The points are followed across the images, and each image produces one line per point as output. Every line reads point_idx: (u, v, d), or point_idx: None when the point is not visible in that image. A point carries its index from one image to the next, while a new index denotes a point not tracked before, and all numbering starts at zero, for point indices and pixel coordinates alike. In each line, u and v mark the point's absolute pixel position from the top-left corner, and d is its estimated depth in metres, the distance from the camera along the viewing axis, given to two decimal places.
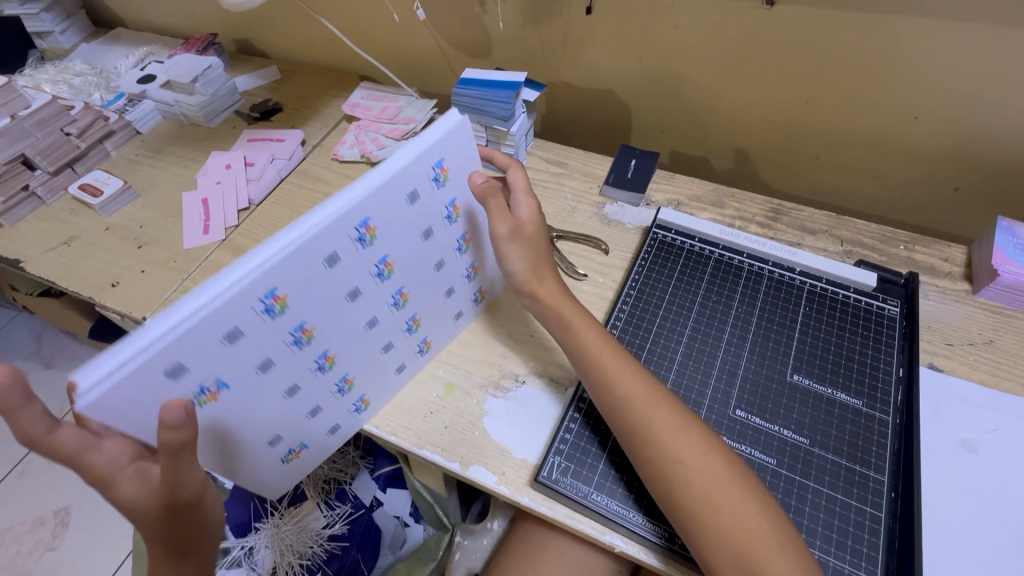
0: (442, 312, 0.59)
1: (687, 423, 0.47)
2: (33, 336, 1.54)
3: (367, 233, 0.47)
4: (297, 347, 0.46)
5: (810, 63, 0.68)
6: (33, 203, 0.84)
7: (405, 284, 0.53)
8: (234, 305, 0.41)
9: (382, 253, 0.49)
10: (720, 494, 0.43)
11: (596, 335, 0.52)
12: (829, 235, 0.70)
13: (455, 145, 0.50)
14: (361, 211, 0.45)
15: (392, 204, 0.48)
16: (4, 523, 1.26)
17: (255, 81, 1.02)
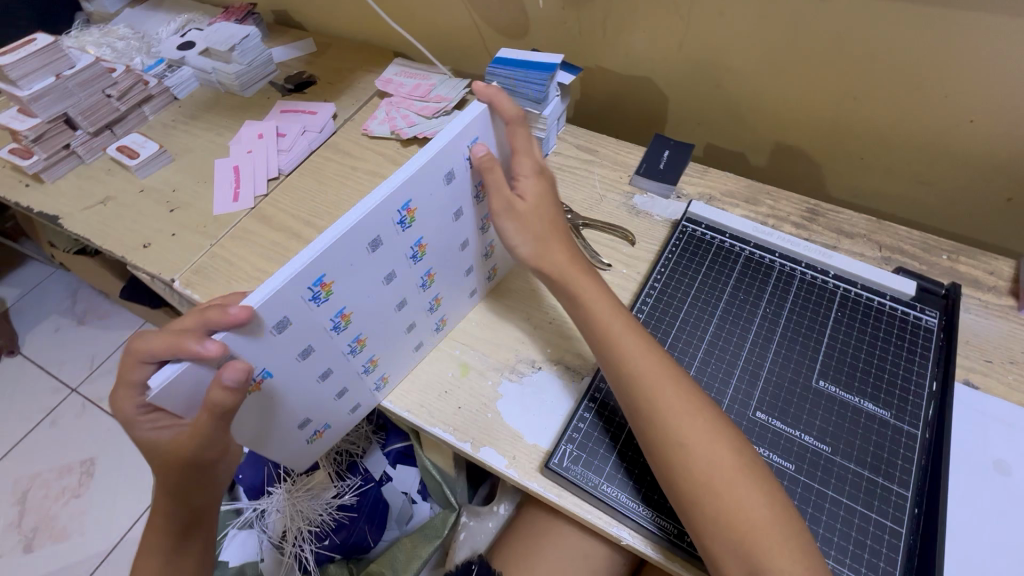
0: (461, 290, 0.60)
1: (695, 407, 0.45)
2: (68, 292, 1.59)
3: (406, 215, 0.48)
4: (336, 331, 0.48)
5: (862, 58, 0.65)
6: (72, 162, 0.86)
7: (432, 265, 0.54)
8: (286, 297, 0.41)
9: (418, 235, 0.50)
10: (735, 490, 0.42)
11: (607, 304, 0.51)
12: (867, 240, 0.67)
13: (487, 126, 0.51)
14: (403, 194, 0.46)
15: (430, 187, 0.48)
16: (34, 468, 1.33)
17: (291, 53, 1.02)
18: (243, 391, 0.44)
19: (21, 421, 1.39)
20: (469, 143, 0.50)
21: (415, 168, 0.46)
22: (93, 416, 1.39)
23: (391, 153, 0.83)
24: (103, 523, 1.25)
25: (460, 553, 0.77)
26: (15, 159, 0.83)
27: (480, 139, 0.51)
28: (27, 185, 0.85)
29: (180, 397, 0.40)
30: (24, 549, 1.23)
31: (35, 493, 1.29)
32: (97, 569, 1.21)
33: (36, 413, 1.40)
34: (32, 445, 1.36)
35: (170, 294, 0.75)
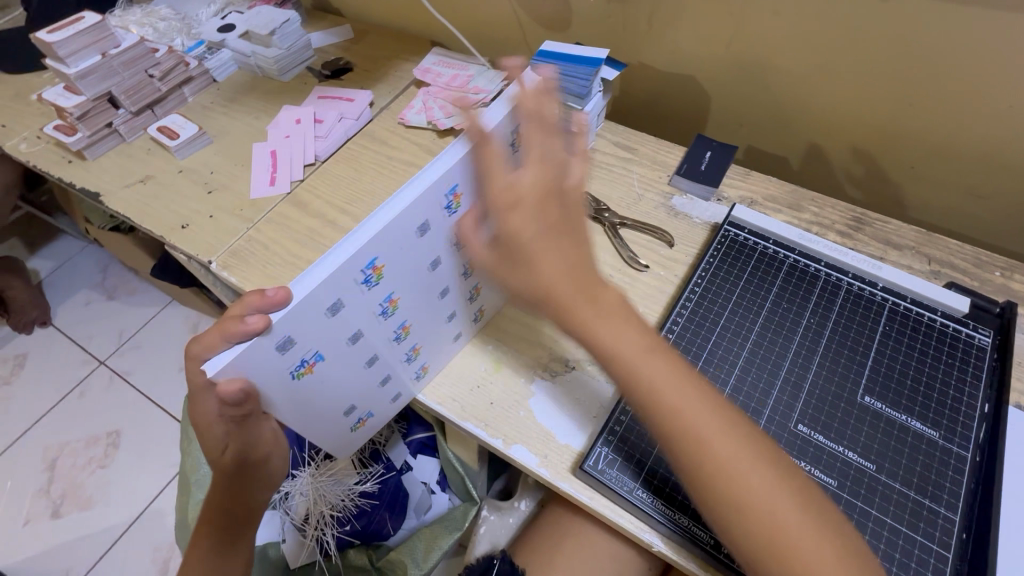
0: (498, 282, 0.60)
1: (741, 452, 0.40)
2: (99, 267, 1.63)
3: (453, 199, 0.49)
4: (383, 315, 0.49)
5: (921, 63, 0.63)
6: (113, 140, 0.87)
7: (474, 254, 0.54)
8: (342, 278, 0.42)
9: (462, 221, 0.51)
10: (784, 523, 0.38)
11: (626, 331, 0.41)
12: (915, 252, 0.65)
13: None
14: (451, 179, 0.47)
15: (476, 173, 0.49)
16: (63, 437, 1.36)
17: (329, 38, 1.02)
18: (297, 373, 0.44)
19: (51, 391, 1.43)
20: (514, 131, 0.51)
21: (463, 152, 0.47)
22: (120, 390, 1.42)
23: (427, 143, 0.83)
24: (127, 494, 1.29)
25: (479, 547, 0.76)
26: (59, 135, 0.84)
27: None
28: (70, 161, 0.86)
29: (247, 375, 0.40)
30: (52, 515, 1.27)
31: (63, 461, 1.33)
32: (120, 538, 1.24)
33: (66, 384, 1.44)
34: (61, 415, 1.39)
35: (206, 275, 0.76)
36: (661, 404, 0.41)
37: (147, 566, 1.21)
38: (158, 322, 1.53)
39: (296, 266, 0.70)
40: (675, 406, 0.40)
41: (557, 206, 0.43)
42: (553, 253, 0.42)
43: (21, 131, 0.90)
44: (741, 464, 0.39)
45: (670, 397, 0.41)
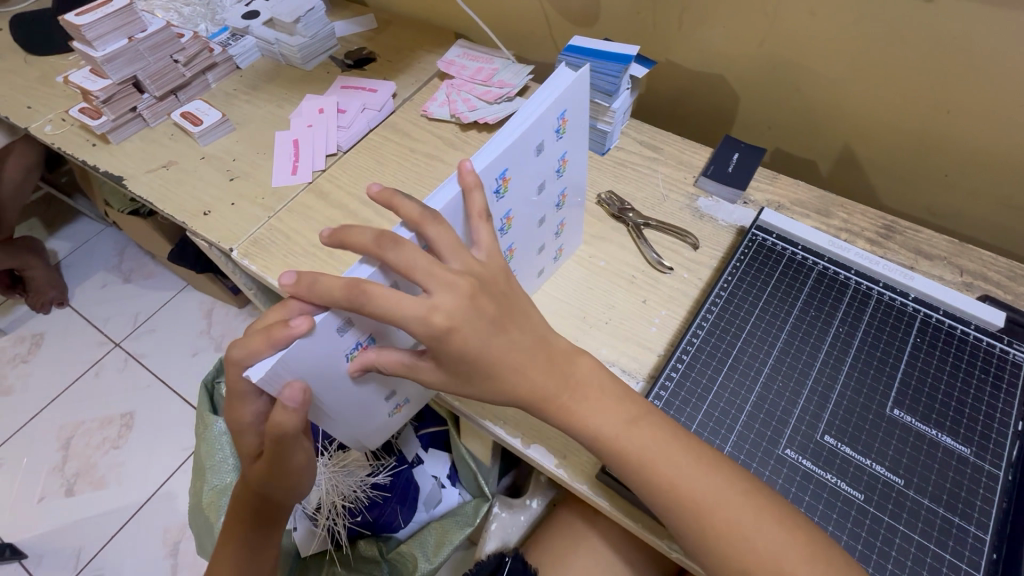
0: (532, 270, 0.61)
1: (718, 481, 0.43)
2: (116, 250, 1.64)
3: (502, 184, 0.49)
4: None
5: (962, 69, 0.61)
6: (137, 125, 0.87)
7: (514, 241, 0.55)
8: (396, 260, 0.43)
9: (507, 208, 0.51)
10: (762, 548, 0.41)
11: (581, 367, 0.46)
12: (947, 263, 0.64)
13: (572, 99, 0.51)
14: (499, 163, 0.47)
15: (523, 157, 0.50)
16: (78, 417, 1.38)
17: (352, 27, 1.01)
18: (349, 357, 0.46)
19: (67, 371, 1.45)
20: (558, 115, 0.51)
21: (511, 138, 0.47)
22: (134, 372, 1.44)
23: (449, 137, 0.82)
24: (139, 475, 1.30)
25: (489, 543, 0.75)
26: (84, 118, 0.84)
27: (568, 112, 0.52)
28: (94, 144, 0.86)
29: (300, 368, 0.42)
30: (66, 493, 1.29)
31: (78, 441, 1.35)
32: (131, 518, 1.26)
33: (81, 364, 1.45)
34: (76, 395, 1.41)
35: (226, 263, 0.76)
36: (608, 429, 0.45)
37: (157, 547, 1.22)
38: (173, 306, 1.54)
39: (317, 256, 0.70)
40: (628, 423, 0.45)
41: (502, 283, 0.45)
42: (521, 320, 0.45)
43: (46, 113, 0.91)
44: (700, 480, 0.43)
45: (619, 418, 0.45)
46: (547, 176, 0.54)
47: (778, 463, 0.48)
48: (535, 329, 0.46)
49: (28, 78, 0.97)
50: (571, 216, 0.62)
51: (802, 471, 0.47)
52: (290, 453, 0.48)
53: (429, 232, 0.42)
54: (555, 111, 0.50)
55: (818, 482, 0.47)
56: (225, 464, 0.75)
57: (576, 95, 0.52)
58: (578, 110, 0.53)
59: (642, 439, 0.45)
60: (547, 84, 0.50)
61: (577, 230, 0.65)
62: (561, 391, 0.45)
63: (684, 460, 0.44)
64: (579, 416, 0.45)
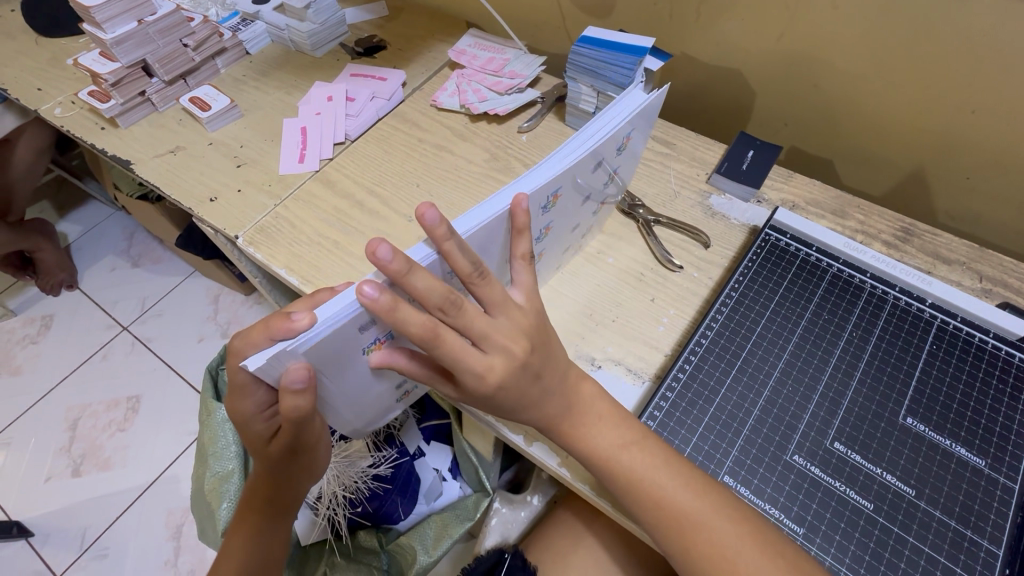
0: (552, 266, 0.62)
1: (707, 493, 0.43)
2: (125, 234, 1.65)
3: (552, 200, 0.49)
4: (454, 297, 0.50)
5: (990, 68, 0.59)
6: (146, 109, 0.87)
7: (545, 245, 0.55)
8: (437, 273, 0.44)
9: (550, 218, 0.52)
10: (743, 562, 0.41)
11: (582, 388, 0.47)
12: (966, 268, 0.62)
13: (639, 121, 0.53)
14: (557, 180, 0.47)
15: (578, 174, 0.50)
16: (86, 399, 1.39)
17: (363, 14, 1.00)
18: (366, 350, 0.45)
19: (75, 353, 1.46)
20: (623, 136, 0.52)
21: (574, 157, 0.48)
22: (141, 356, 1.45)
23: (459, 127, 0.81)
24: (144, 458, 1.31)
25: (490, 538, 0.74)
26: (93, 101, 0.84)
27: (632, 133, 0.53)
28: (103, 127, 0.86)
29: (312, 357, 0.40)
30: (72, 473, 1.30)
31: (85, 423, 1.36)
32: (136, 500, 1.27)
33: (89, 347, 1.47)
34: (83, 377, 1.42)
35: (232, 250, 0.76)
36: (601, 450, 0.46)
37: (161, 529, 1.23)
38: (180, 292, 1.54)
39: (323, 246, 0.70)
40: (619, 447, 0.45)
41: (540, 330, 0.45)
42: (553, 363, 0.45)
43: (56, 95, 0.91)
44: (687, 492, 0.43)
45: (612, 440, 0.46)
46: (594, 186, 0.56)
47: (785, 470, 0.47)
48: (560, 367, 0.46)
49: (38, 60, 0.97)
50: (599, 218, 0.64)
51: (810, 478, 0.46)
52: (301, 438, 0.48)
53: (479, 288, 0.41)
54: (624, 133, 0.52)
55: (826, 489, 0.46)
56: (228, 450, 0.74)
57: (643, 117, 0.53)
58: (640, 130, 0.55)
59: (636, 462, 0.44)
60: (620, 105, 0.51)
61: (599, 222, 0.65)
62: (563, 416, 0.46)
63: (673, 480, 0.44)
64: (575, 435, 0.46)
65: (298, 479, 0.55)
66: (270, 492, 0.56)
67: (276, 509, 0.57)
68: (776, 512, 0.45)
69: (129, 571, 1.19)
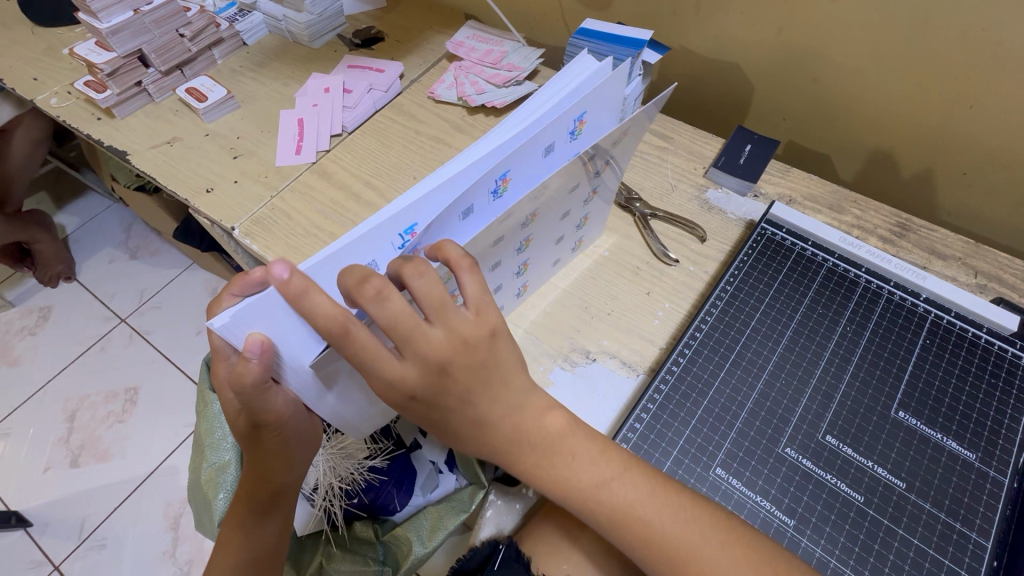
0: (548, 258, 0.59)
1: (695, 506, 0.43)
2: (124, 226, 1.65)
3: (502, 184, 0.47)
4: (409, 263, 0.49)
5: (989, 62, 0.58)
6: (143, 99, 0.86)
7: (533, 232, 0.52)
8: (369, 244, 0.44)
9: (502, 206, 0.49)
10: None
11: (557, 418, 0.44)
12: (962, 263, 0.62)
13: (597, 100, 0.49)
14: (503, 165, 0.44)
15: (528, 159, 0.47)
16: (84, 391, 1.39)
17: (361, 5, 0.99)
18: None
19: (73, 344, 1.46)
20: (575, 118, 0.48)
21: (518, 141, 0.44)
22: (138, 348, 1.45)
23: (456, 120, 0.80)
24: (142, 450, 1.32)
25: (484, 530, 0.67)
26: (89, 91, 0.83)
27: (587, 114, 0.49)
28: (99, 118, 0.85)
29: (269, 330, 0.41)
30: (71, 464, 1.31)
31: (83, 414, 1.36)
32: (135, 490, 1.28)
33: (88, 338, 1.47)
34: (81, 368, 1.43)
35: (228, 242, 0.76)
36: (578, 489, 0.43)
37: (159, 520, 1.24)
38: (178, 284, 1.54)
39: (319, 238, 0.70)
40: (599, 485, 0.43)
41: (483, 351, 0.41)
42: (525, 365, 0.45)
43: (52, 85, 0.90)
44: (672, 513, 0.42)
45: (590, 478, 0.43)
46: (584, 177, 0.51)
47: (777, 463, 0.47)
48: None
49: (35, 50, 0.96)
50: (596, 209, 0.60)
51: (802, 471, 0.47)
52: (259, 413, 0.49)
53: (414, 286, 0.38)
54: (575, 112, 0.48)
55: (817, 482, 0.46)
56: (224, 441, 0.75)
57: (599, 98, 0.49)
58: (603, 109, 0.51)
59: (621, 498, 0.43)
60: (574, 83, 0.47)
61: (600, 221, 0.63)
62: (529, 451, 0.43)
63: (662, 511, 0.42)
64: (549, 474, 0.43)
65: (269, 463, 0.56)
66: (258, 479, 0.57)
67: (263, 496, 0.58)
68: (768, 504, 0.46)
69: (128, 561, 1.20)
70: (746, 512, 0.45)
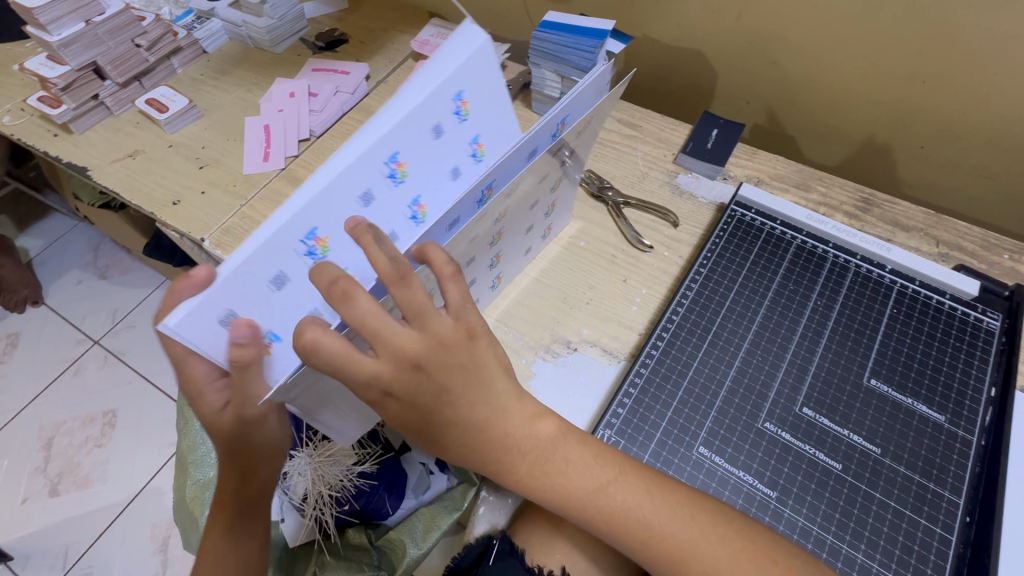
0: (519, 249, 0.60)
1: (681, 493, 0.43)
2: (91, 246, 1.60)
3: (487, 193, 0.47)
4: (312, 259, 0.43)
5: (935, 40, 0.61)
6: (101, 113, 0.84)
7: (504, 225, 0.52)
8: (281, 250, 0.41)
9: (415, 191, 0.47)
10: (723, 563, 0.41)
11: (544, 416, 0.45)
12: (924, 234, 0.64)
13: (579, 101, 0.49)
14: (491, 176, 0.45)
15: (513, 166, 0.47)
16: (59, 417, 1.35)
17: (322, 8, 0.98)
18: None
19: (45, 371, 1.42)
20: (559, 121, 0.48)
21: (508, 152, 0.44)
22: (114, 370, 1.41)
23: None
24: (125, 473, 1.29)
25: (477, 527, 0.65)
26: (43, 107, 0.81)
27: (568, 118, 0.49)
28: (55, 134, 0.83)
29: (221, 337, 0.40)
30: (49, 493, 1.27)
31: (60, 440, 1.32)
32: (119, 516, 1.24)
33: (60, 363, 1.42)
34: (55, 395, 1.38)
35: (198, 254, 0.74)
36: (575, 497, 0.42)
37: (146, 543, 1.21)
38: (152, 301, 1.51)
39: None
40: (596, 490, 0.42)
41: (463, 354, 0.41)
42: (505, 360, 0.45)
43: (4, 103, 0.87)
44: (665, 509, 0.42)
45: (587, 485, 0.43)
46: (552, 167, 0.53)
47: (757, 437, 0.48)
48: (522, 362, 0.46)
49: None
50: (562, 195, 0.60)
51: (781, 444, 0.48)
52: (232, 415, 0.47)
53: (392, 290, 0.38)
54: (556, 119, 0.48)
55: (797, 453, 0.47)
56: (207, 458, 0.74)
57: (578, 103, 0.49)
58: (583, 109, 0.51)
59: (616, 501, 0.42)
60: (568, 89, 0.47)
61: (566, 210, 0.64)
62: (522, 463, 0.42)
63: (661, 511, 0.42)
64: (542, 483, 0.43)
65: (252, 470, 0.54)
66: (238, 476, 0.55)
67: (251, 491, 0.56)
68: (750, 478, 0.47)
69: None
70: (729, 488, 0.46)
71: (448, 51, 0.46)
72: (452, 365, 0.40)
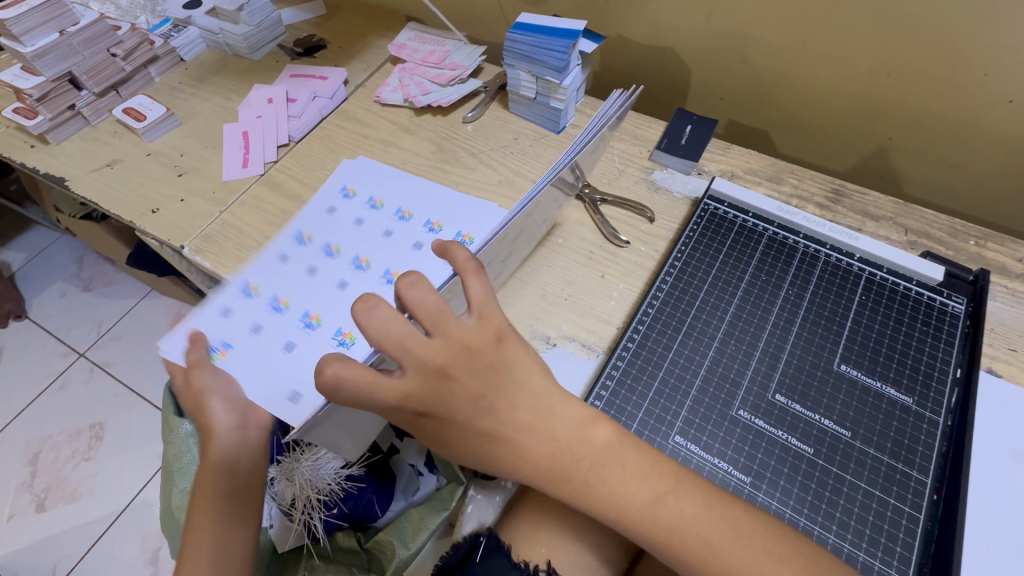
0: (521, 248, 0.61)
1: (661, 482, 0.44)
2: (74, 258, 1.59)
3: (432, 224, 0.68)
4: (312, 329, 0.61)
5: (897, 33, 0.63)
6: (78, 123, 0.83)
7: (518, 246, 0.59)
8: (285, 330, 0.61)
9: (353, 253, 0.67)
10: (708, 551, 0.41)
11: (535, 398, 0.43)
12: (893, 223, 0.66)
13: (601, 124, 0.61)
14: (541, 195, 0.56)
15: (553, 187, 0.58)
16: (45, 431, 1.34)
17: (300, 14, 0.98)
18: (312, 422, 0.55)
19: (29, 385, 1.40)
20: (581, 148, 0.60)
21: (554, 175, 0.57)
22: (100, 382, 1.40)
23: (403, 122, 0.81)
24: (113, 486, 1.28)
25: (465, 525, 0.68)
26: (19, 119, 0.80)
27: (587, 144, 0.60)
28: (32, 145, 0.82)
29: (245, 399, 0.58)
30: (36, 509, 1.25)
31: (46, 455, 1.31)
32: (108, 529, 1.23)
33: (45, 377, 1.41)
34: (40, 410, 1.37)
35: (179, 261, 0.74)
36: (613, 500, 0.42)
37: (136, 556, 1.20)
38: (138, 312, 1.50)
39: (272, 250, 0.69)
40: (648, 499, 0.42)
41: (488, 356, 0.41)
42: None
43: None
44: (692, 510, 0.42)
45: (642, 495, 0.42)
46: (571, 186, 0.64)
47: (731, 424, 0.49)
48: None
49: None
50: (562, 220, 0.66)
51: (755, 430, 0.49)
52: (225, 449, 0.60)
53: (405, 292, 0.39)
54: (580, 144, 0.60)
55: (770, 439, 0.48)
56: (193, 465, 0.73)
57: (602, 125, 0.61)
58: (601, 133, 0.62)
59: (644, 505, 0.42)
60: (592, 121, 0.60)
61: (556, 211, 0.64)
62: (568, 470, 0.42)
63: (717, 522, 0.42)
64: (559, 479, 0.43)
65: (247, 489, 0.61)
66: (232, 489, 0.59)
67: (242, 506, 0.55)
68: (725, 465, 0.47)
69: None
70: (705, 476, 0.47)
71: (329, 182, 0.74)
72: (478, 369, 0.40)
